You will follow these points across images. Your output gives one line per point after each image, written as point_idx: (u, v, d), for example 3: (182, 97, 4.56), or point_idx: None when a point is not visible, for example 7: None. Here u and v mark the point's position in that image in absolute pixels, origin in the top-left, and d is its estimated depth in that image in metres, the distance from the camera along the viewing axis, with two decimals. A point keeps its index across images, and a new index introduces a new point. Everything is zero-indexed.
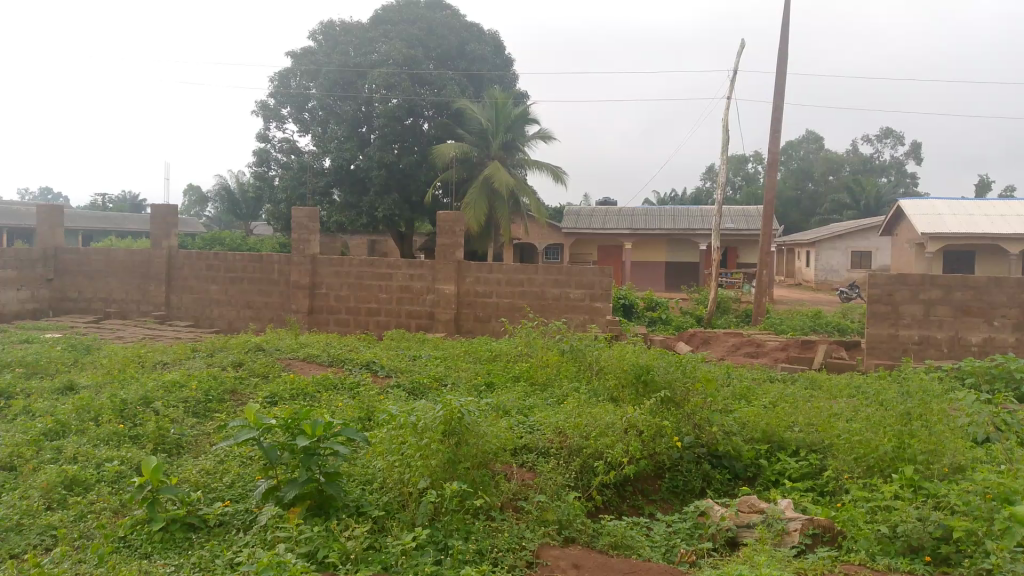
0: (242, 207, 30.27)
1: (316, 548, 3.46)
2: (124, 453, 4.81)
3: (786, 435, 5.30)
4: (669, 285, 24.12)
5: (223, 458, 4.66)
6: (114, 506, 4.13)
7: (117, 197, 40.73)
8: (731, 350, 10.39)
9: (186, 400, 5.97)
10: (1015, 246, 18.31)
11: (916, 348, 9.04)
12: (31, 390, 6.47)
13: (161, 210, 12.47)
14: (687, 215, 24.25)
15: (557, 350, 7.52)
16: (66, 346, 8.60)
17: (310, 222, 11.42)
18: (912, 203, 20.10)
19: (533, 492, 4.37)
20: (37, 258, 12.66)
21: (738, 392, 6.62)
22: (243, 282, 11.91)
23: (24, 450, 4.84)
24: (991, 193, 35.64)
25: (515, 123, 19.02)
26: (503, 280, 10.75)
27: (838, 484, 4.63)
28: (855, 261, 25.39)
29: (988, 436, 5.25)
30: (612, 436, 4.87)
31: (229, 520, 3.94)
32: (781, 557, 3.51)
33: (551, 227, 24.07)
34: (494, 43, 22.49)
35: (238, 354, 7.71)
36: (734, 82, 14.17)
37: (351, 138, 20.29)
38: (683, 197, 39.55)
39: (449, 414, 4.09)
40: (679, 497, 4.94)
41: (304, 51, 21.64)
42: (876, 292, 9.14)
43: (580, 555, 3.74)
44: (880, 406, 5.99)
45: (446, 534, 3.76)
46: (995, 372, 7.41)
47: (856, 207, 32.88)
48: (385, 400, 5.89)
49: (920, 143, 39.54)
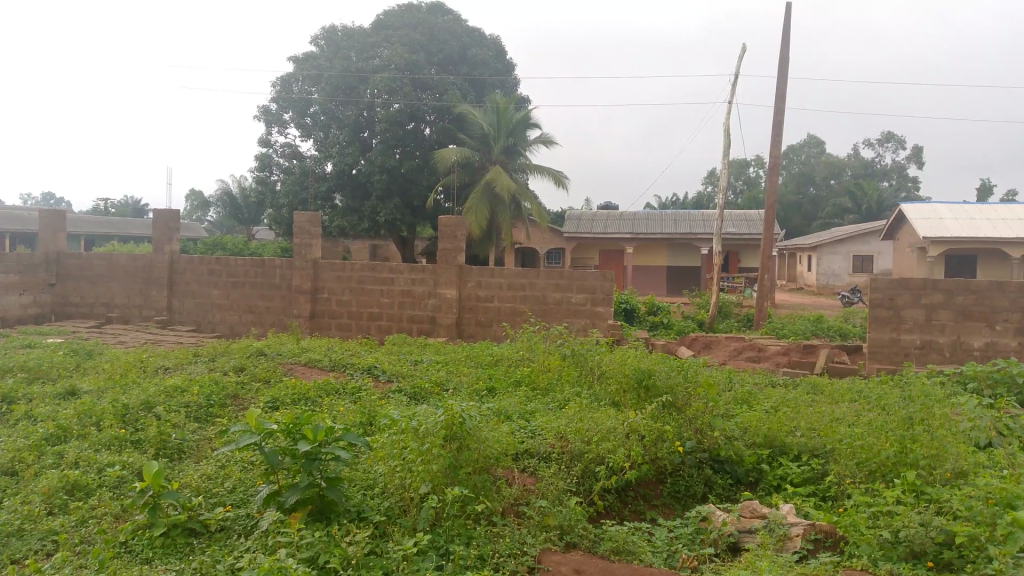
0: (244, 212, 30.32)
1: (317, 553, 3.45)
2: (126, 457, 4.81)
3: (789, 440, 5.29)
4: (671, 289, 24.10)
5: (225, 463, 4.67)
6: (115, 510, 4.13)
7: (119, 201, 40.84)
8: (733, 354, 10.38)
9: (188, 405, 5.97)
10: (1017, 250, 18.29)
11: (918, 353, 9.03)
12: (34, 395, 6.48)
13: (163, 214, 12.50)
14: (688, 219, 24.30)
15: (559, 355, 7.53)
16: (68, 351, 8.62)
17: (312, 226, 11.44)
18: (914, 207, 20.10)
19: (534, 497, 4.37)
20: (40, 262, 12.70)
21: (740, 397, 6.61)
22: (244, 286, 11.93)
23: (26, 455, 4.85)
24: (993, 197, 35.63)
25: (516, 127, 19.06)
26: (505, 284, 10.75)
27: (840, 490, 4.62)
28: (856, 265, 25.37)
29: (990, 441, 5.23)
30: (614, 441, 4.87)
31: (231, 524, 3.94)
32: (783, 562, 3.50)
33: (553, 231, 24.06)
34: (495, 47, 22.55)
35: (240, 359, 7.72)
36: (735, 86, 14.19)
37: (352, 142, 20.33)
38: (684, 201, 39.58)
39: (451, 419, 4.08)
40: (681, 502, 4.92)
41: (306, 56, 21.71)
42: (878, 296, 9.14)
43: (581, 560, 3.74)
44: (882, 411, 5.98)
45: (448, 539, 3.75)
46: (997, 376, 7.39)
47: (857, 211, 32.88)
48: (387, 405, 5.89)
49: (921, 147, 39.57)
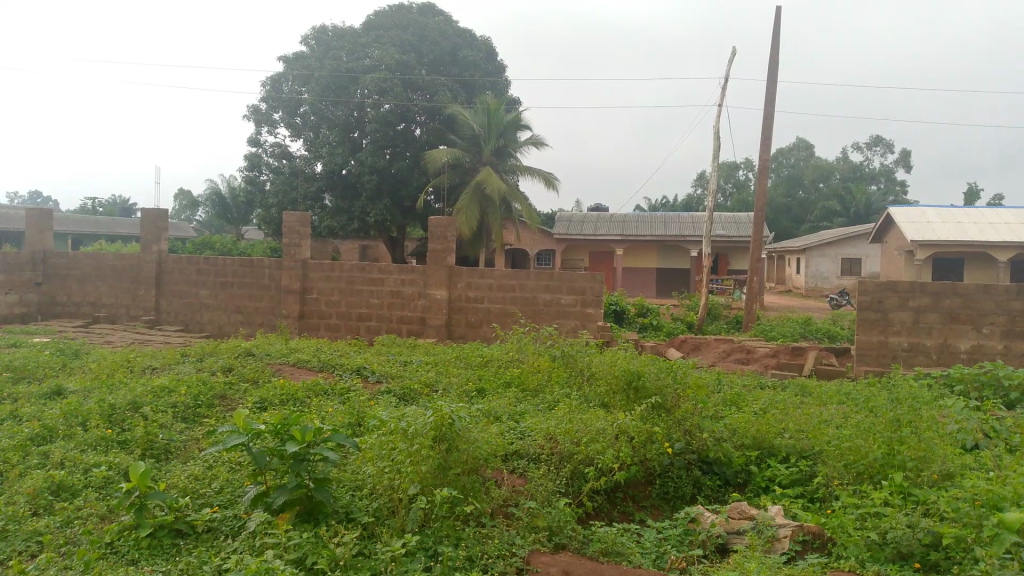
0: (233, 211, 30.11)
1: (305, 554, 3.43)
2: (113, 458, 4.76)
3: (777, 441, 5.32)
4: (661, 291, 24.17)
5: (213, 464, 4.63)
6: (101, 512, 4.08)
7: (107, 199, 40.47)
8: (722, 356, 10.42)
9: (175, 405, 5.93)
10: (1003, 254, 18.51)
11: (905, 355, 9.11)
12: (19, 395, 6.40)
13: (150, 213, 12.40)
14: (678, 221, 24.58)
15: (548, 356, 7.55)
16: (54, 351, 8.54)
17: (302, 226, 11.40)
18: (902, 210, 20.30)
19: (523, 498, 4.36)
20: (26, 261, 12.59)
21: (729, 398, 6.64)
22: (232, 286, 11.86)
23: (11, 456, 4.79)
24: (980, 201, 36.00)
25: (508, 129, 19.05)
26: (495, 285, 10.75)
27: (828, 491, 4.64)
28: (844, 268, 25.56)
29: (977, 443, 5.29)
30: (604, 442, 4.88)
31: (218, 526, 3.90)
32: (771, 563, 3.52)
33: (544, 232, 23.99)
34: (487, 48, 22.53)
35: (228, 358, 7.66)
36: (726, 89, 14.26)
37: (342, 142, 20.25)
38: (674, 203, 39.81)
39: (440, 420, 4.06)
40: (669, 503, 4.94)
41: (296, 55, 21.64)
42: (866, 299, 9.21)
43: (571, 561, 3.73)
44: (870, 413, 6.04)
45: (436, 540, 3.74)
46: (984, 379, 7.45)
47: (846, 214, 33.18)
48: (376, 405, 5.86)
49: (908, 150, 39.96)
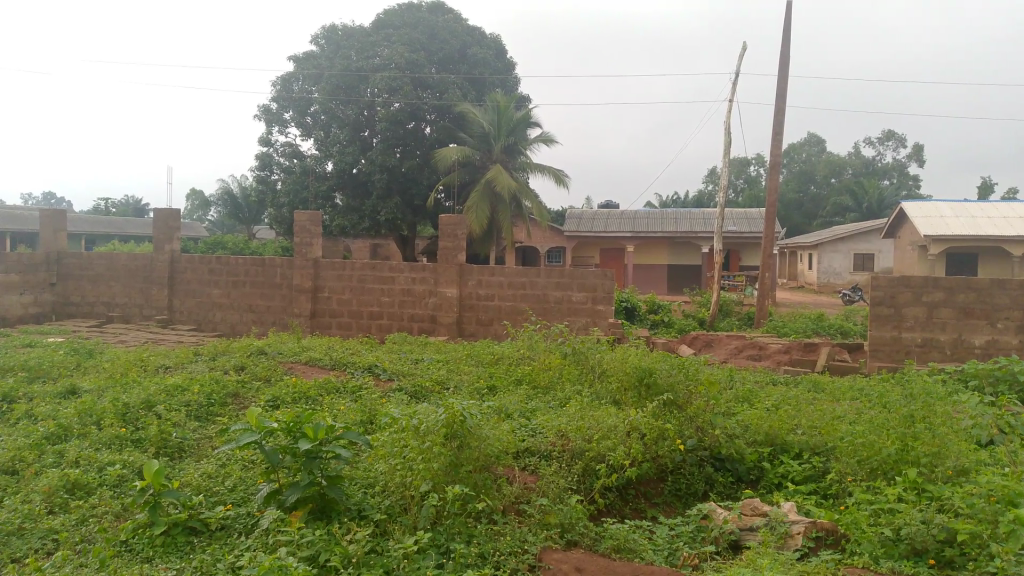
0: (245, 211, 30.25)
1: (318, 551, 3.45)
2: (127, 456, 4.80)
3: (789, 438, 5.28)
4: (672, 288, 24.10)
5: (226, 461, 4.68)
6: (116, 510, 4.12)
7: (120, 200, 40.86)
8: (734, 353, 10.36)
9: (188, 403, 5.99)
10: (1019, 248, 18.23)
11: (919, 350, 9.03)
12: (34, 395, 6.47)
13: (163, 213, 12.50)
14: (689, 217, 24.34)
15: (560, 353, 7.52)
16: (69, 350, 8.64)
17: (313, 226, 11.45)
18: (916, 205, 20.06)
19: (535, 495, 4.37)
20: (41, 262, 12.72)
21: (741, 394, 6.62)
22: (245, 286, 11.93)
23: (26, 455, 4.85)
24: (994, 195, 35.52)
25: (517, 127, 18.97)
26: (505, 283, 10.74)
27: (842, 487, 4.60)
28: (857, 263, 25.33)
29: (992, 438, 5.26)
30: (615, 439, 4.87)
31: (232, 523, 3.93)
32: (784, 559, 3.50)
33: (553, 229, 24.20)
34: (495, 46, 22.50)
35: (241, 358, 7.71)
36: (737, 84, 14.09)
37: (353, 141, 20.37)
38: (685, 200, 39.72)
39: (451, 417, 4.07)
40: (681, 500, 4.93)
41: (307, 55, 21.83)
42: (879, 294, 9.14)
43: (583, 558, 3.72)
44: (883, 409, 5.99)
45: (449, 537, 3.75)
46: (999, 374, 7.35)
47: (858, 210, 32.90)
48: (387, 403, 5.90)
49: (921, 144, 39.52)
